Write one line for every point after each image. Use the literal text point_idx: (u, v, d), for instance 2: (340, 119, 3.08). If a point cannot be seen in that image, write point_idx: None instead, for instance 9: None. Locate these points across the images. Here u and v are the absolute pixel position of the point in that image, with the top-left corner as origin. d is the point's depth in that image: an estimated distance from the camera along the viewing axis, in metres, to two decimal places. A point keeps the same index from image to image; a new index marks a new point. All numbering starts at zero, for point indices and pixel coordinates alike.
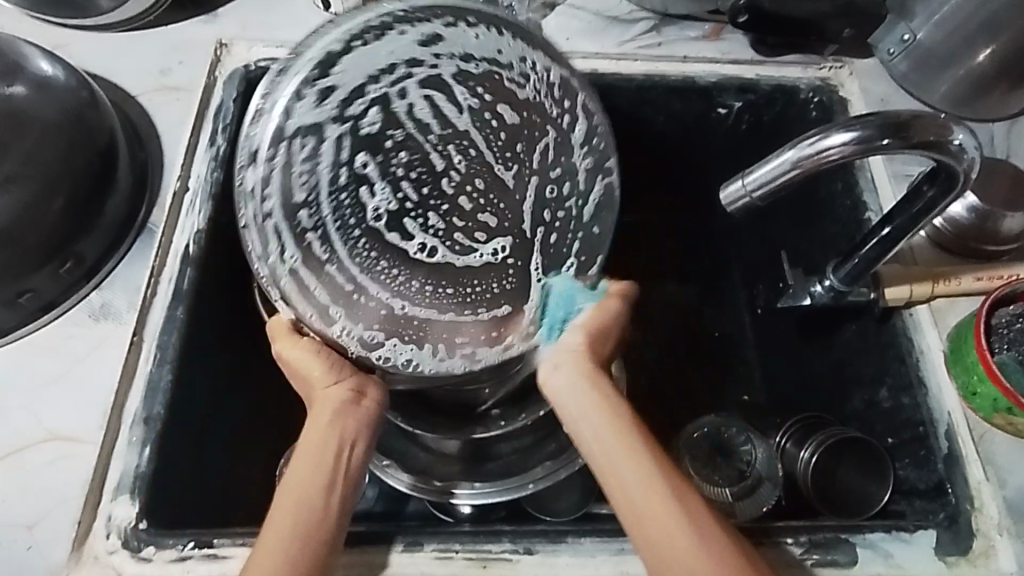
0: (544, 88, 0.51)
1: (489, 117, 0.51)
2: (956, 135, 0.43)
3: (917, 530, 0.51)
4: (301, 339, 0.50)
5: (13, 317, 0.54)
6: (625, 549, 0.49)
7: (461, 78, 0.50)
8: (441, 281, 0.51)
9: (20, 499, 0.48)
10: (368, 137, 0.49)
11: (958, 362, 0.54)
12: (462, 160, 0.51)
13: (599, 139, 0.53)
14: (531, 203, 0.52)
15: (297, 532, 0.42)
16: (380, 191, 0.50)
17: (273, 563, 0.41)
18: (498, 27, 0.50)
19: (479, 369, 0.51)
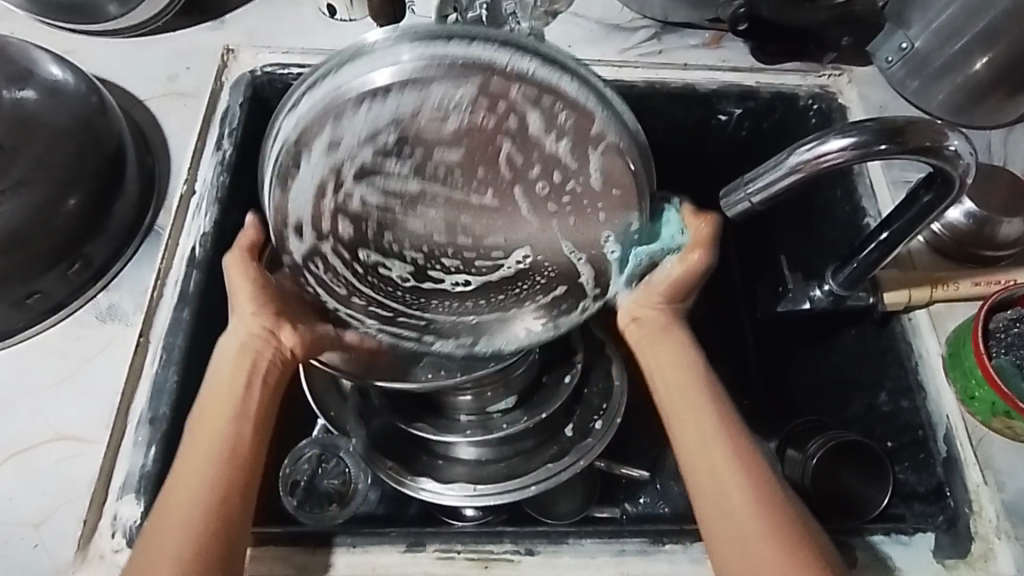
0: (468, 106, 0.39)
1: (439, 168, 0.42)
2: (951, 141, 0.44)
3: (916, 532, 0.51)
4: (240, 264, 0.50)
5: (21, 318, 0.54)
6: (626, 550, 0.49)
7: (384, 147, 0.41)
8: (490, 298, 0.48)
9: (26, 498, 0.49)
10: (356, 235, 0.44)
11: (957, 367, 0.55)
12: (442, 210, 0.44)
13: (567, 111, 0.39)
14: (533, 212, 0.43)
15: (213, 452, 0.46)
16: (395, 262, 0.46)
17: (193, 479, 0.45)
18: (376, 90, 0.38)
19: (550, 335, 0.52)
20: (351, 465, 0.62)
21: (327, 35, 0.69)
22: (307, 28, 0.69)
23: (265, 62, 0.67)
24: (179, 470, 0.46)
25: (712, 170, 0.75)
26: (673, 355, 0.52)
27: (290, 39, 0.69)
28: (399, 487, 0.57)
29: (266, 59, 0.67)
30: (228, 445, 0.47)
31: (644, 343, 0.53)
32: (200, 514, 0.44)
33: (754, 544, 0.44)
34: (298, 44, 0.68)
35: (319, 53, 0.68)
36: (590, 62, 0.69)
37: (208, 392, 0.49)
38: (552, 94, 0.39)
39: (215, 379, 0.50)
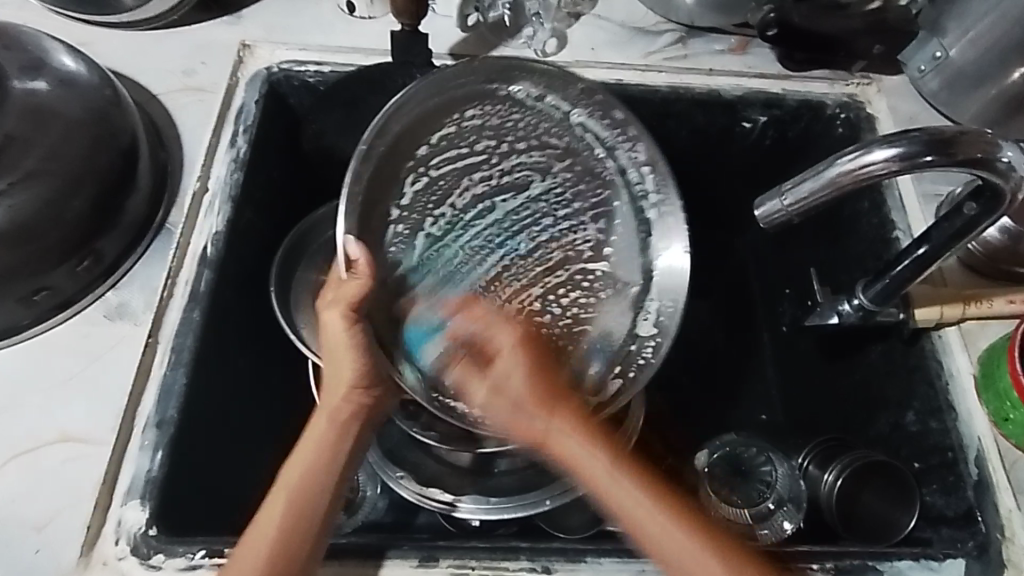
0: (603, 279, 0.59)
1: (550, 183, 0.59)
2: (1004, 153, 0.42)
3: (946, 558, 0.49)
4: (352, 326, 0.47)
5: (27, 315, 0.53)
6: (646, 570, 0.48)
7: (433, 242, 0.56)
8: (536, 150, 0.58)
9: (29, 502, 0.47)
10: (426, 256, 0.56)
11: (989, 388, 0.53)
12: (472, 184, 0.58)
13: (608, 247, 0.59)
14: (581, 172, 0.59)
15: (282, 526, 0.43)
16: (416, 237, 0.55)
17: (252, 560, 0.43)
18: (619, 292, 0.58)
19: (527, 181, 0.59)
20: (358, 474, 0.61)
21: (344, 32, 0.68)
22: (325, 24, 0.68)
23: (283, 59, 0.66)
24: (246, 537, 0.44)
25: (736, 177, 0.73)
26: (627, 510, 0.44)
27: (308, 35, 0.67)
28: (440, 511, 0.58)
29: (283, 56, 0.66)
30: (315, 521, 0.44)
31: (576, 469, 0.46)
32: (274, 558, 0.43)
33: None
34: (317, 41, 0.67)
35: (337, 50, 0.67)
36: (613, 65, 0.68)
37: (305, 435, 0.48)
38: (608, 250, 0.59)
39: (325, 419, 0.48)
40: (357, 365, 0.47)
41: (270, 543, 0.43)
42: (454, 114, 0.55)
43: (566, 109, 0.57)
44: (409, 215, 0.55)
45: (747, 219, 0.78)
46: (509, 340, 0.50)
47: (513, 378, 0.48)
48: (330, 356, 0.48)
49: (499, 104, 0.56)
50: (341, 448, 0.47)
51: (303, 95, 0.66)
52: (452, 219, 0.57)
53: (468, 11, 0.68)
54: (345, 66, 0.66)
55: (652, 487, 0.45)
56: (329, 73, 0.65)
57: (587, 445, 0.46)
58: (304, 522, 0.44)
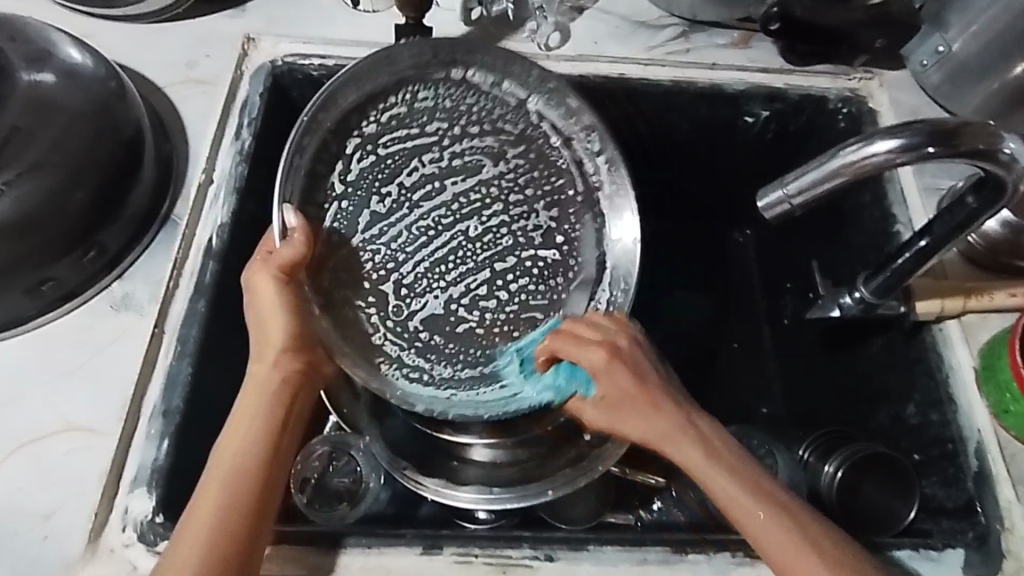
0: (549, 262, 0.63)
1: (501, 164, 0.62)
2: (1006, 144, 0.42)
3: (945, 548, 0.50)
4: (281, 288, 0.49)
5: (33, 306, 0.53)
6: (648, 559, 0.48)
7: (377, 219, 0.59)
8: (488, 137, 0.61)
9: (36, 490, 0.48)
10: (374, 232, 0.59)
11: (990, 380, 0.53)
12: (426, 167, 0.61)
13: (560, 232, 0.63)
14: (534, 156, 0.62)
15: (226, 496, 0.43)
16: (364, 213, 0.59)
17: (198, 534, 0.42)
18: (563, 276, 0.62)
19: (476, 163, 0.62)
20: (360, 465, 0.61)
21: (348, 25, 0.68)
22: (329, 16, 0.68)
23: (287, 52, 0.66)
24: (191, 511, 0.43)
25: (738, 170, 0.74)
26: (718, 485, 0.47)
27: (312, 27, 0.68)
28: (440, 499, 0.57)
29: (287, 48, 0.66)
30: (256, 485, 0.44)
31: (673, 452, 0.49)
32: (219, 530, 0.42)
33: (778, 551, 0.44)
34: (321, 33, 0.67)
35: (341, 43, 0.67)
36: (616, 58, 0.68)
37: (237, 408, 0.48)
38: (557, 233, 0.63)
39: (255, 389, 0.48)
40: (290, 328, 0.50)
41: (214, 514, 0.43)
42: (407, 92, 0.58)
43: (519, 95, 0.60)
44: (355, 192, 0.58)
45: (749, 213, 0.78)
46: (603, 354, 0.50)
47: (616, 393, 0.49)
48: (260, 324, 0.50)
49: (450, 90, 0.59)
50: (274, 415, 0.48)
51: (306, 88, 0.66)
52: (402, 200, 0.60)
53: (472, 4, 0.68)
54: (349, 58, 0.66)
55: (745, 469, 0.47)
56: (333, 66, 0.65)
57: (683, 429, 0.49)
58: (245, 491, 0.44)
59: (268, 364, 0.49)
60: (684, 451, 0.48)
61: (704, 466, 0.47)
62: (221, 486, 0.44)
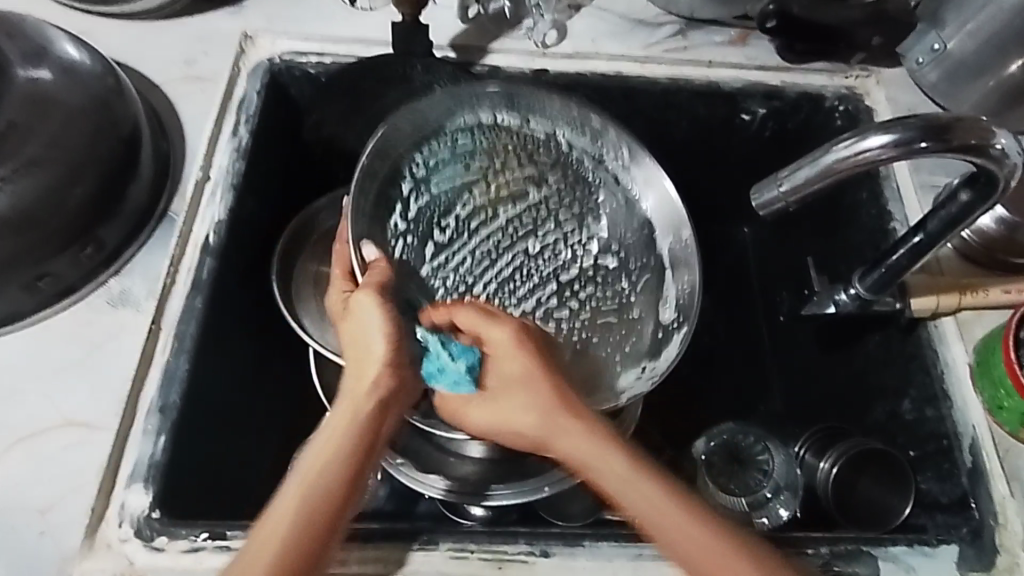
0: (614, 275, 0.62)
1: (554, 186, 0.64)
2: (998, 140, 0.42)
3: (939, 543, 0.50)
4: (382, 307, 0.49)
5: (31, 301, 0.53)
6: (643, 554, 0.48)
7: (440, 250, 0.60)
8: (531, 158, 0.63)
9: (33, 485, 0.48)
10: (437, 261, 0.60)
11: (985, 376, 0.53)
12: (482, 199, 0.63)
13: (618, 246, 0.62)
14: (577, 177, 0.63)
15: (302, 512, 0.42)
16: (425, 249, 0.59)
17: (269, 549, 0.41)
18: (630, 281, 0.61)
19: (529, 189, 0.63)
20: None
21: (346, 22, 0.68)
22: (327, 14, 0.69)
23: (285, 50, 0.66)
24: (261, 527, 0.42)
25: (737, 167, 0.74)
26: (635, 493, 0.45)
27: (309, 25, 0.68)
28: (436, 494, 0.58)
29: (285, 46, 0.66)
30: (331, 505, 0.42)
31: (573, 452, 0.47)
32: (292, 548, 0.40)
33: (705, 552, 0.42)
34: (318, 31, 0.67)
35: (338, 41, 0.67)
36: (614, 56, 0.68)
37: (327, 427, 0.46)
38: (619, 244, 0.62)
39: (353, 412, 0.47)
40: (386, 345, 0.49)
41: (286, 529, 0.41)
42: (446, 132, 0.61)
43: (554, 116, 0.62)
44: (415, 229, 0.59)
45: (746, 211, 0.78)
46: (509, 339, 0.52)
47: (518, 377, 0.51)
48: (371, 342, 0.49)
49: (488, 121, 0.62)
50: (364, 435, 0.46)
51: (304, 86, 0.67)
52: (465, 229, 0.62)
53: (469, 2, 0.69)
54: (346, 56, 0.66)
55: (662, 476, 0.46)
56: (330, 64, 0.66)
57: (607, 438, 0.47)
58: (327, 508, 0.42)
59: (378, 380, 0.48)
60: (593, 456, 0.47)
61: (617, 475, 0.45)
62: (298, 505, 0.42)
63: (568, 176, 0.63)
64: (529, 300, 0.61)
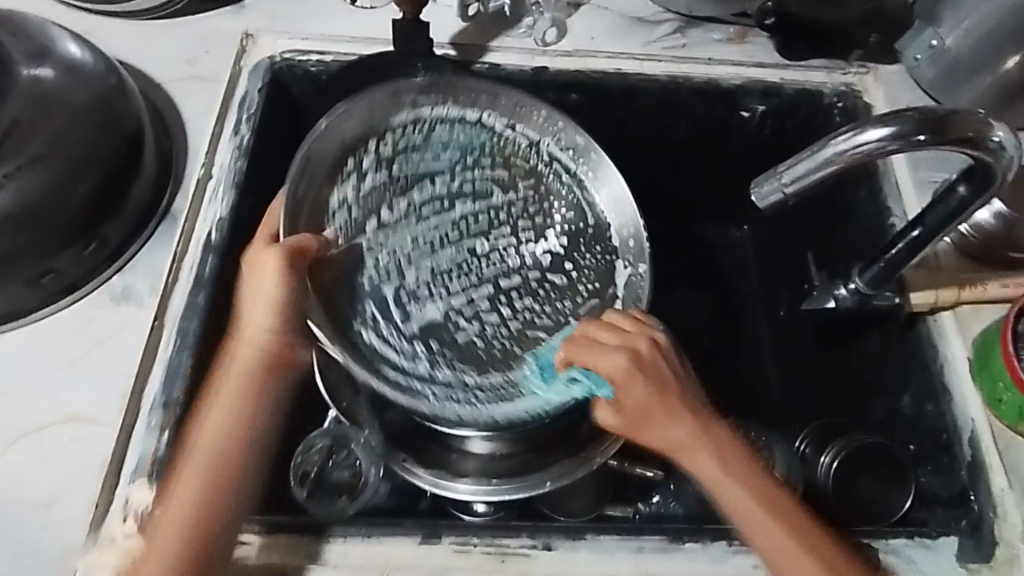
0: (554, 290, 0.63)
1: (512, 186, 0.65)
2: (995, 132, 0.43)
3: (939, 536, 0.51)
4: (279, 276, 0.51)
5: (34, 298, 0.53)
6: (644, 548, 0.48)
7: (383, 228, 0.61)
8: (498, 157, 0.64)
9: (37, 481, 0.48)
10: (375, 237, 0.61)
11: (983, 370, 0.54)
12: (440, 186, 0.64)
13: (566, 261, 0.64)
14: (542, 179, 0.64)
15: (201, 479, 0.46)
16: (368, 221, 0.61)
17: (177, 515, 0.45)
18: (564, 300, 0.62)
19: (488, 186, 0.65)
20: (360, 457, 0.61)
21: (346, 21, 0.69)
22: (327, 13, 0.69)
23: (286, 49, 0.66)
24: (172, 488, 0.46)
25: (736, 164, 0.74)
26: (736, 502, 0.48)
27: (309, 25, 0.68)
28: (438, 491, 0.58)
29: (285, 45, 0.66)
30: (226, 469, 0.47)
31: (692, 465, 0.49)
32: (201, 511, 0.45)
33: (760, 520, 0.47)
34: (319, 30, 0.68)
35: (340, 40, 0.67)
36: (613, 54, 0.69)
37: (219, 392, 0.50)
38: (565, 260, 0.64)
39: (234, 376, 0.50)
40: (271, 318, 0.52)
41: (193, 500, 0.45)
42: (414, 112, 0.63)
43: (519, 112, 0.64)
44: (361, 205, 0.61)
45: (744, 209, 0.78)
46: (624, 360, 0.49)
47: (640, 398, 0.49)
48: (257, 310, 0.52)
49: (460, 113, 0.63)
50: (244, 404, 0.50)
51: (305, 85, 0.67)
52: (414, 213, 0.63)
53: (469, 1, 0.69)
54: (347, 55, 0.66)
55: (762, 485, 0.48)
56: (331, 63, 0.66)
57: (705, 447, 0.49)
58: (217, 472, 0.47)
59: (263, 347, 0.51)
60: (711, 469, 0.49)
61: (729, 485, 0.48)
62: (203, 475, 0.46)
63: (530, 174, 0.64)
64: (461, 304, 0.62)
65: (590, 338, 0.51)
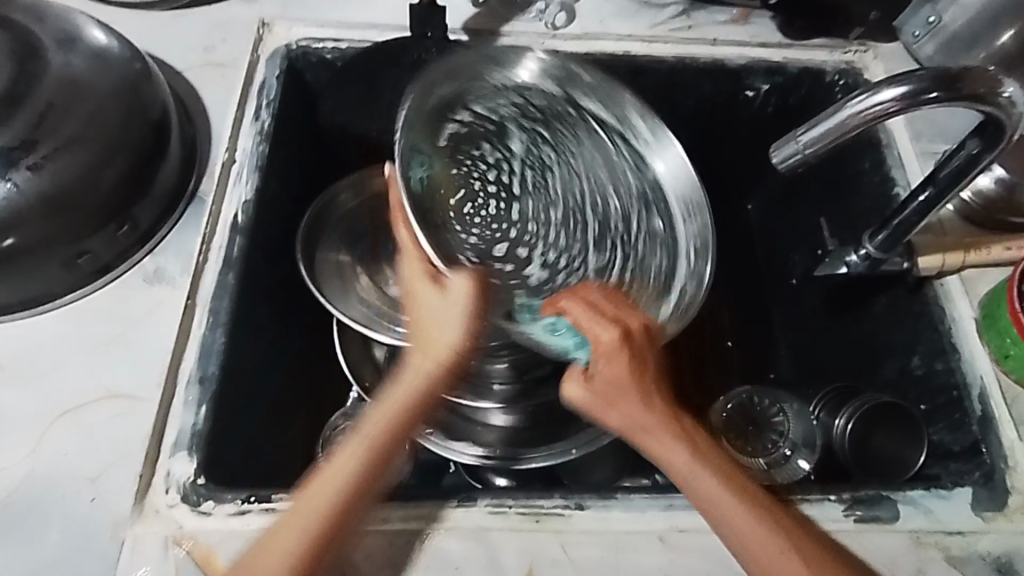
0: (585, 265, 0.61)
1: (608, 175, 0.62)
2: (1006, 88, 0.45)
3: (954, 487, 0.53)
4: (437, 285, 0.53)
5: (68, 280, 0.54)
6: (674, 505, 0.50)
7: (483, 121, 0.60)
8: (608, 147, 0.61)
9: (81, 456, 0.49)
10: (476, 126, 0.61)
11: (991, 329, 0.56)
12: (553, 134, 0.62)
13: (607, 259, 0.61)
14: (646, 192, 0.60)
15: (342, 488, 0.45)
16: (473, 111, 0.60)
17: (305, 516, 0.44)
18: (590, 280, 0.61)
19: (591, 150, 0.62)
20: None
21: (360, 9, 0.70)
22: (341, 1, 0.70)
23: (301, 36, 0.67)
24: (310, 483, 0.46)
25: (741, 143, 0.76)
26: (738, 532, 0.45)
27: (323, 13, 0.69)
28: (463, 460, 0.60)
29: (301, 32, 0.67)
30: (348, 483, 0.46)
31: (686, 476, 0.46)
32: (328, 515, 0.44)
33: (764, 556, 0.44)
34: (334, 18, 0.69)
35: (353, 27, 0.69)
36: (622, 36, 0.70)
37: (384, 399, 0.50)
38: (608, 262, 0.61)
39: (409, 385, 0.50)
40: (456, 337, 0.51)
41: (321, 506, 0.45)
42: (561, 78, 0.59)
43: (642, 134, 0.59)
44: (521, 135, 0.62)
45: (749, 188, 0.81)
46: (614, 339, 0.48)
47: (619, 378, 0.48)
48: (421, 324, 0.52)
49: (624, 117, 0.59)
50: (400, 412, 0.49)
51: (320, 72, 0.68)
52: (513, 129, 0.61)
53: None
54: (361, 42, 0.68)
55: (777, 523, 0.45)
56: (346, 49, 0.67)
57: (698, 463, 0.46)
58: (358, 483, 0.46)
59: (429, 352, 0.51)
60: (702, 489, 0.46)
61: (729, 514, 0.45)
62: (353, 463, 0.46)
63: (634, 165, 0.60)
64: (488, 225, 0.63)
65: (580, 303, 0.51)
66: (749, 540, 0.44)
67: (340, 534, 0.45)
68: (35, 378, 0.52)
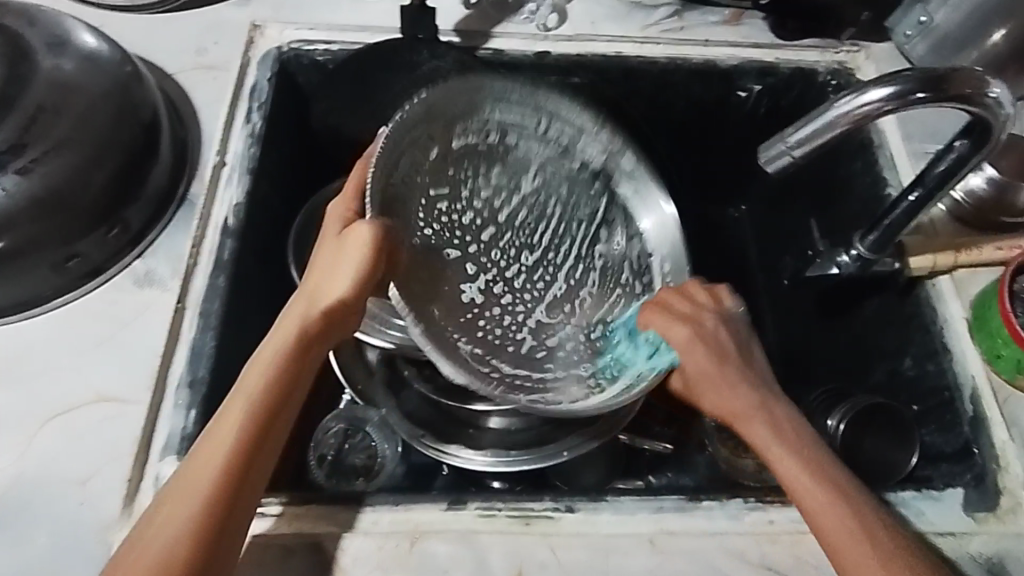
0: (550, 302, 0.60)
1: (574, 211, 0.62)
2: (991, 89, 0.45)
3: (945, 488, 0.53)
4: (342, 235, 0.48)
5: (57, 283, 0.54)
6: (664, 507, 0.50)
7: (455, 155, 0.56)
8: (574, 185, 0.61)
9: (70, 459, 0.49)
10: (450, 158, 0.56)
11: (981, 330, 0.56)
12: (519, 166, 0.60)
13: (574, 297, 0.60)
14: (607, 230, 0.62)
15: (222, 462, 0.42)
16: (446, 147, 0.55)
17: (188, 494, 0.41)
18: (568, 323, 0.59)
19: (557, 186, 0.61)
20: (376, 440, 0.63)
21: (352, 11, 0.70)
22: (334, 3, 0.70)
23: (293, 38, 0.67)
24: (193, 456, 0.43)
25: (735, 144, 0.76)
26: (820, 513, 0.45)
27: (315, 15, 0.69)
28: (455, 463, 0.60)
29: (293, 34, 0.68)
30: (225, 457, 0.42)
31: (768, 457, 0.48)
32: (211, 498, 0.41)
33: (840, 539, 0.44)
34: (326, 20, 0.69)
35: (345, 29, 0.69)
36: (613, 38, 0.70)
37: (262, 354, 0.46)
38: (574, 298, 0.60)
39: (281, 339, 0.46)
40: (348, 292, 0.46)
41: (199, 489, 0.41)
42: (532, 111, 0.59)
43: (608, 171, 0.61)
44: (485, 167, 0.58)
45: (742, 190, 0.81)
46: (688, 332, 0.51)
47: (699, 366, 0.51)
48: (329, 276, 0.47)
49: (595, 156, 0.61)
50: (269, 369, 0.45)
51: (312, 74, 0.68)
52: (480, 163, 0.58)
53: None
54: (354, 44, 0.68)
55: (850, 503, 0.45)
56: (338, 51, 0.67)
57: (788, 445, 0.48)
58: (237, 459, 0.42)
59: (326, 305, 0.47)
60: (787, 469, 0.47)
61: (811, 496, 0.46)
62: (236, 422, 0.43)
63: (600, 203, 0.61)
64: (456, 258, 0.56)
65: (665, 307, 0.53)
66: (829, 520, 0.45)
67: (226, 521, 0.41)
68: (24, 380, 0.52)
